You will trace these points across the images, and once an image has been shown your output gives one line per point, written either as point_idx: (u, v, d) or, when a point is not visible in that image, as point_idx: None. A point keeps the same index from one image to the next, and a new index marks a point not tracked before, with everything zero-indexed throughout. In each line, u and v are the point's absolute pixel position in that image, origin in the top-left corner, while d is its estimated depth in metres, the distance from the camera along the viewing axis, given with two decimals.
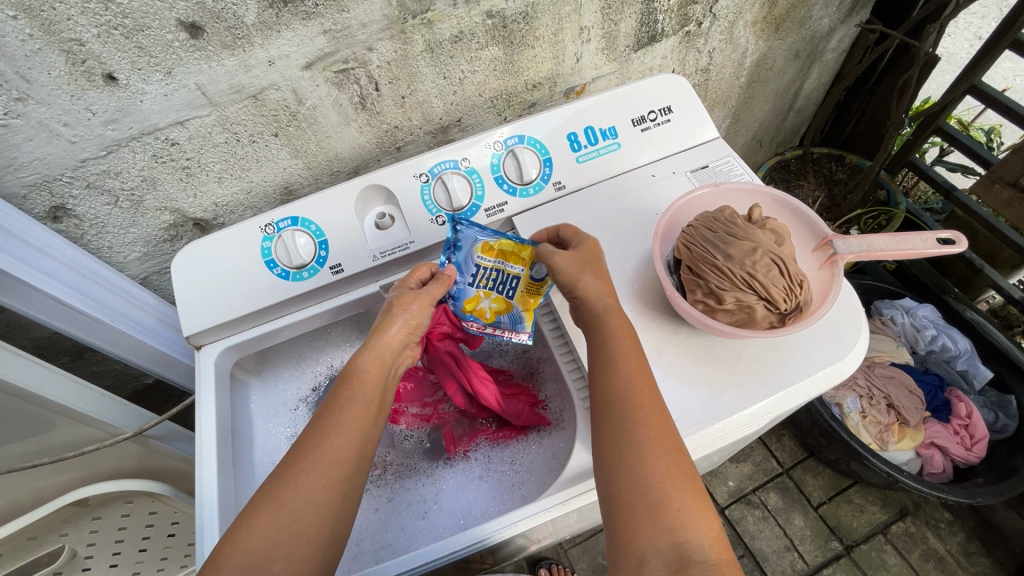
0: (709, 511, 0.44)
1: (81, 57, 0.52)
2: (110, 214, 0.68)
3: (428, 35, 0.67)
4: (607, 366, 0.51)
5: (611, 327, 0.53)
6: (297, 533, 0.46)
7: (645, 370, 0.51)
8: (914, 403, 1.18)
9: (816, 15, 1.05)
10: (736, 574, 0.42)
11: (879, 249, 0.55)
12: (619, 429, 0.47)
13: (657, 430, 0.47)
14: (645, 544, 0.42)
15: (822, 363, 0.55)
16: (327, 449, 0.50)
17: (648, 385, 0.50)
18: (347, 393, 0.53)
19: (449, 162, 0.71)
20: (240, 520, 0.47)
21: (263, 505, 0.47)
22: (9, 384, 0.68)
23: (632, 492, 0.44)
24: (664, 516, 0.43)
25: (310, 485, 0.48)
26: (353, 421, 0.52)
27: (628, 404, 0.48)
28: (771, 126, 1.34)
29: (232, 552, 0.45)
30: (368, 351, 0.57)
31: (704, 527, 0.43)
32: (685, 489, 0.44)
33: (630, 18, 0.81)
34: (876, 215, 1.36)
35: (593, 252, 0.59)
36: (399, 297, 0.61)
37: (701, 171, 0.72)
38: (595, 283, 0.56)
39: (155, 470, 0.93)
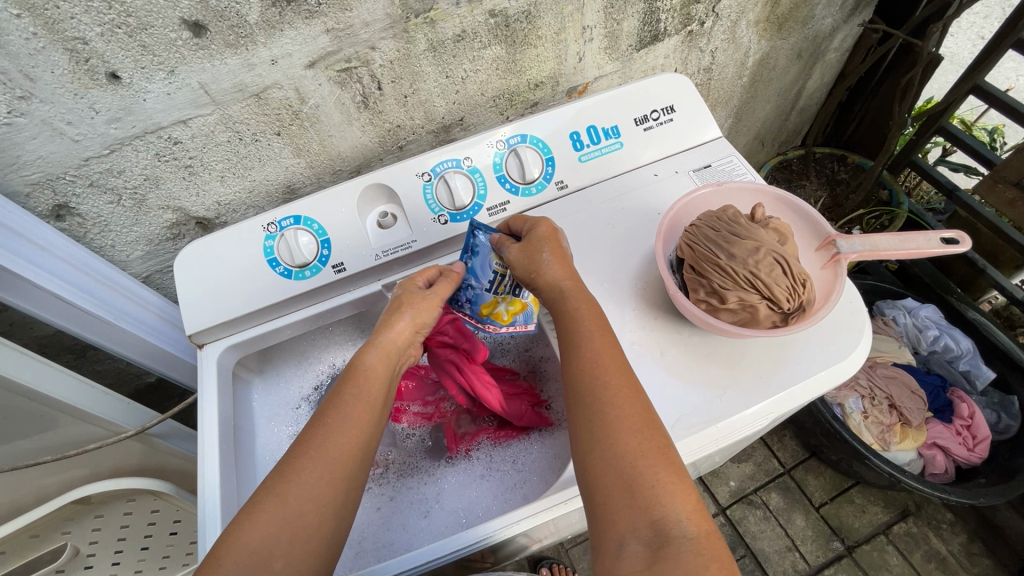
0: (686, 484, 0.43)
1: (84, 56, 0.52)
2: (113, 213, 0.68)
3: (430, 34, 0.67)
4: (578, 349, 0.51)
5: (578, 311, 0.53)
6: (292, 528, 0.46)
7: (613, 348, 0.51)
8: (916, 403, 1.18)
9: (819, 15, 1.05)
10: (718, 547, 0.40)
11: (883, 249, 0.55)
12: (589, 414, 0.47)
13: (628, 411, 0.47)
14: (623, 527, 0.42)
15: (826, 364, 0.55)
16: (329, 444, 0.50)
17: (615, 364, 0.50)
18: (353, 390, 0.54)
19: (451, 161, 0.71)
20: (246, 516, 0.47)
21: (265, 500, 0.47)
22: (11, 382, 0.68)
23: (606, 476, 0.44)
24: (639, 495, 0.42)
25: (313, 480, 0.48)
26: (355, 416, 0.52)
27: (599, 385, 0.48)
28: (773, 126, 1.34)
29: (232, 546, 0.45)
30: (374, 348, 0.57)
31: (680, 501, 0.42)
32: (657, 466, 0.44)
33: (632, 18, 0.81)
34: (878, 215, 1.35)
35: (553, 235, 0.60)
36: (406, 296, 0.61)
37: (703, 170, 0.71)
38: (553, 264, 0.57)
39: (157, 469, 0.93)
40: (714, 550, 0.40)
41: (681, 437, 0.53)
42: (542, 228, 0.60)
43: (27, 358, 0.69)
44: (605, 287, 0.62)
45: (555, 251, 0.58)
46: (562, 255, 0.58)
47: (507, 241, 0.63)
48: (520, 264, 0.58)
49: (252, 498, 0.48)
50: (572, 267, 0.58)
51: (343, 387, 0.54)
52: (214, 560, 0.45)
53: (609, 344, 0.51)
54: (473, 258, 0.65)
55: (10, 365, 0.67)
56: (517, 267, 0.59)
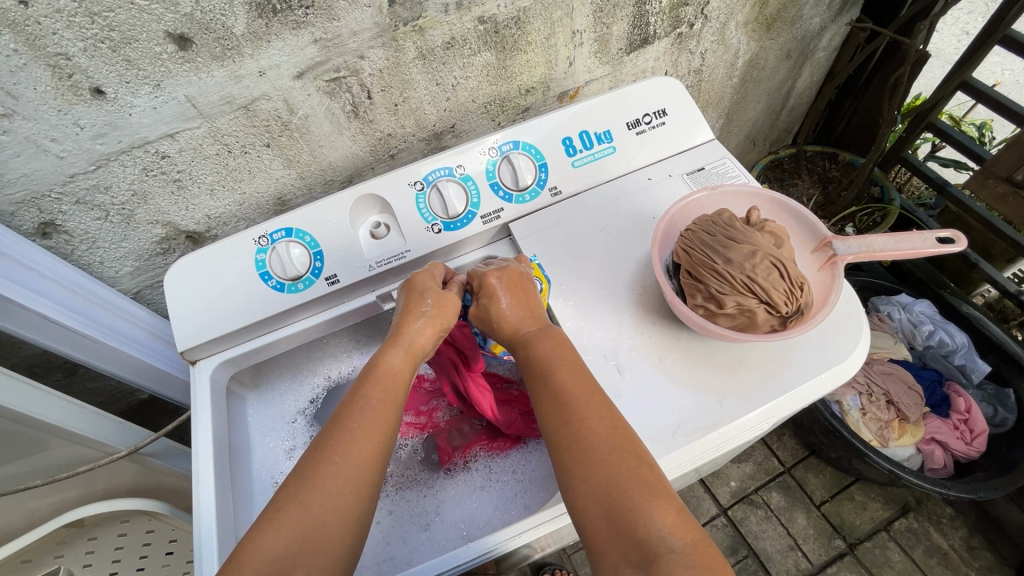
0: (663, 498, 0.43)
1: (67, 72, 0.51)
2: (101, 229, 0.67)
3: (420, 42, 0.66)
4: (544, 380, 0.51)
5: (540, 346, 0.54)
6: (314, 536, 0.45)
7: (578, 372, 0.51)
8: (913, 398, 1.19)
9: (807, 15, 1.06)
10: (705, 556, 0.40)
11: (880, 249, 0.54)
12: (567, 440, 0.47)
13: (604, 430, 0.47)
14: (614, 553, 0.41)
15: (827, 366, 0.55)
16: (354, 450, 0.49)
17: (581, 389, 0.50)
18: (378, 392, 0.53)
19: (444, 169, 0.70)
20: (264, 523, 0.45)
21: (289, 508, 0.46)
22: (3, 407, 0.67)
23: (590, 502, 0.44)
24: (621, 518, 0.42)
25: (338, 489, 0.47)
26: (378, 423, 0.51)
27: (565, 413, 0.48)
28: (764, 126, 1.34)
29: (249, 558, 0.43)
30: (401, 349, 0.57)
31: (661, 515, 0.42)
32: (636, 485, 0.43)
33: (622, 22, 0.81)
34: (871, 212, 1.35)
35: (516, 276, 0.60)
36: (435, 297, 0.61)
37: (697, 173, 0.71)
38: (511, 315, 0.57)
39: (152, 487, 0.92)
40: (703, 559, 0.39)
41: (682, 444, 0.52)
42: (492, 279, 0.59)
43: (17, 382, 0.68)
44: (603, 293, 0.61)
45: (514, 296, 0.58)
46: (519, 299, 0.58)
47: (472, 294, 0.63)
48: (482, 309, 0.58)
49: (273, 502, 0.47)
50: (532, 305, 0.58)
51: (369, 391, 0.53)
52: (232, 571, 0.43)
53: (576, 371, 0.51)
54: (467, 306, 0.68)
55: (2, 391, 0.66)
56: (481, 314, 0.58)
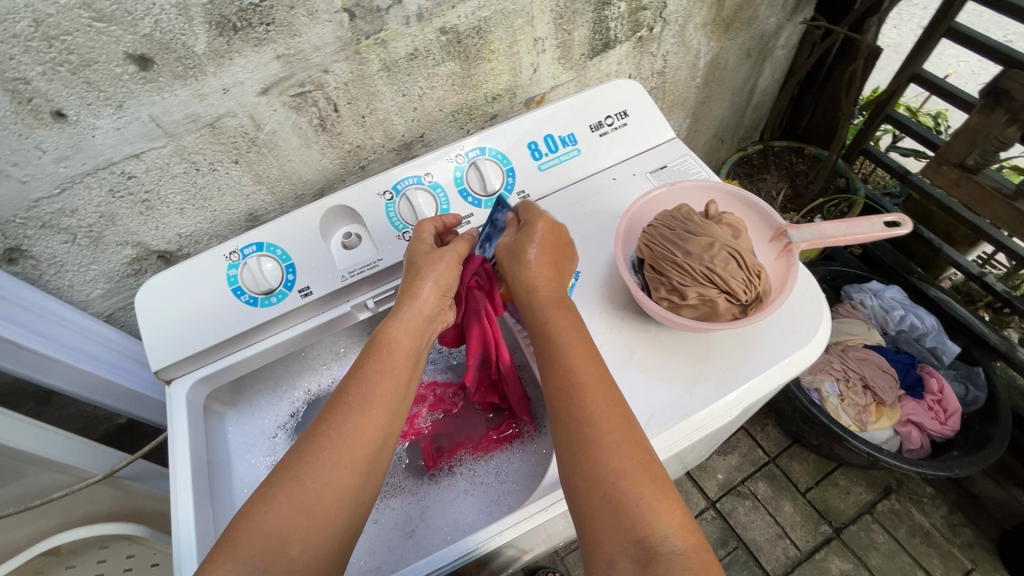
0: (670, 498, 0.45)
1: (27, 96, 0.51)
2: (68, 253, 0.66)
3: (383, 54, 0.68)
4: (555, 363, 0.51)
5: (553, 317, 0.54)
6: (309, 514, 0.46)
7: (591, 355, 0.52)
8: (888, 381, 1.22)
9: (763, 15, 1.09)
10: (703, 559, 0.42)
11: (831, 236, 0.56)
12: (577, 427, 0.48)
13: (611, 421, 0.48)
14: (612, 547, 0.43)
15: (789, 352, 0.56)
16: (348, 427, 0.49)
17: (593, 377, 0.50)
18: (377, 365, 0.53)
19: (412, 178, 0.71)
20: (259, 496, 0.47)
21: (283, 482, 0.47)
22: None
23: (593, 494, 0.45)
24: (625, 514, 0.44)
25: (330, 465, 0.48)
26: (375, 400, 0.51)
27: (576, 398, 0.49)
28: (731, 123, 1.38)
29: (245, 532, 0.45)
30: (400, 319, 0.55)
31: (666, 517, 0.44)
32: (643, 484, 0.45)
33: (583, 27, 0.83)
34: (838, 203, 1.39)
35: (554, 238, 0.59)
36: (427, 259, 0.59)
37: (660, 171, 0.73)
38: (538, 268, 0.56)
39: (132, 512, 0.90)
40: (702, 563, 0.42)
41: (656, 434, 0.53)
42: (541, 225, 0.59)
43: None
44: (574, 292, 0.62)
45: (550, 253, 0.58)
46: (551, 256, 0.57)
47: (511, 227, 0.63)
48: (509, 249, 0.59)
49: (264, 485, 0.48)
50: (557, 267, 0.58)
51: (368, 366, 0.53)
52: (230, 544, 0.45)
53: (585, 356, 0.51)
54: (492, 230, 0.66)
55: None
56: (509, 251, 0.59)
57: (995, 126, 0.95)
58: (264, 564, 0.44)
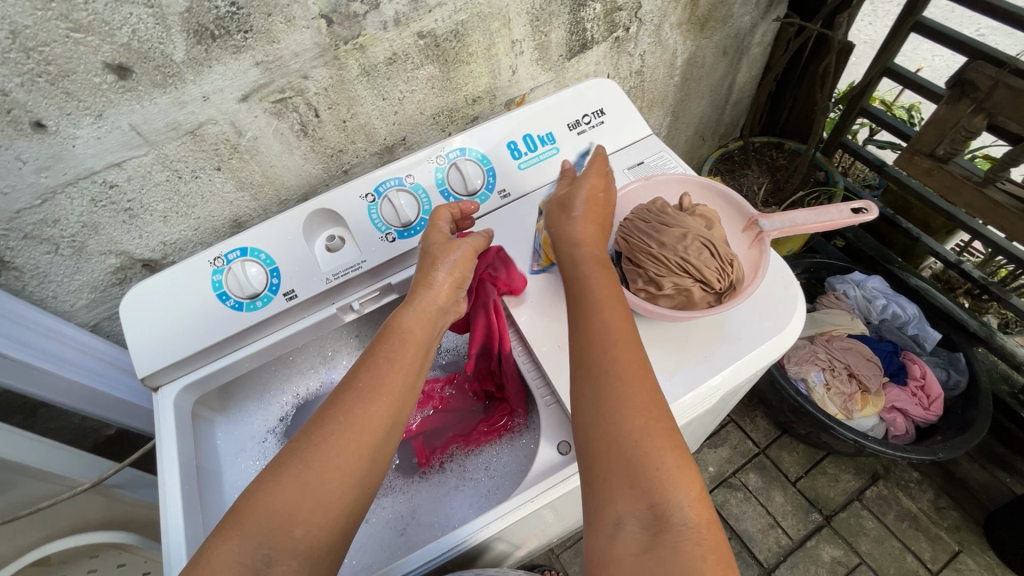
0: (688, 468, 0.46)
1: (6, 107, 0.52)
2: (52, 263, 0.66)
3: (362, 59, 0.69)
4: (587, 323, 0.51)
5: (589, 275, 0.54)
6: (315, 490, 0.47)
7: (626, 315, 0.52)
8: (871, 369, 1.25)
9: (738, 14, 1.11)
10: (712, 533, 0.44)
11: (800, 224, 0.57)
12: (604, 389, 0.48)
13: (641, 385, 0.48)
14: (624, 510, 0.44)
15: (767, 337, 0.58)
16: (358, 412, 0.50)
17: (626, 338, 0.50)
18: (388, 351, 0.53)
19: (394, 179, 0.72)
20: (268, 475, 0.48)
21: (290, 465, 0.47)
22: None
23: (614, 458, 0.46)
24: (644, 479, 0.44)
25: (340, 446, 0.48)
26: (388, 383, 0.51)
27: (606, 359, 0.49)
28: (711, 120, 1.40)
29: (254, 510, 0.46)
30: (413, 310, 0.56)
31: (684, 487, 0.44)
32: (664, 451, 0.45)
33: (559, 29, 0.85)
34: (818, 195, 1.41)
35: (599, 204, 0.59)
36: (441, 249, 0.60)
37: (638, 166, 0.74)
38: (582, 225, 0.56)
39: (123, 524, 0.90)
40: (710, 538, 0.43)
41: None
42: (592, 186, 0.60)
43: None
44: None
45: (596, 215, 0.58)
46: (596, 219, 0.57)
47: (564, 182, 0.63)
48: (558, 216, 0.59)
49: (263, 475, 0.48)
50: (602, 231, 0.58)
51: (380, 349, 0.53)
52: (237, 522, 0.46)
53: (620, 314, 0.51)
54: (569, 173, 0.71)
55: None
56: (559, 205, 0.60)
57: (962, 117, 0.98)
58: (270, 542, 0.45)
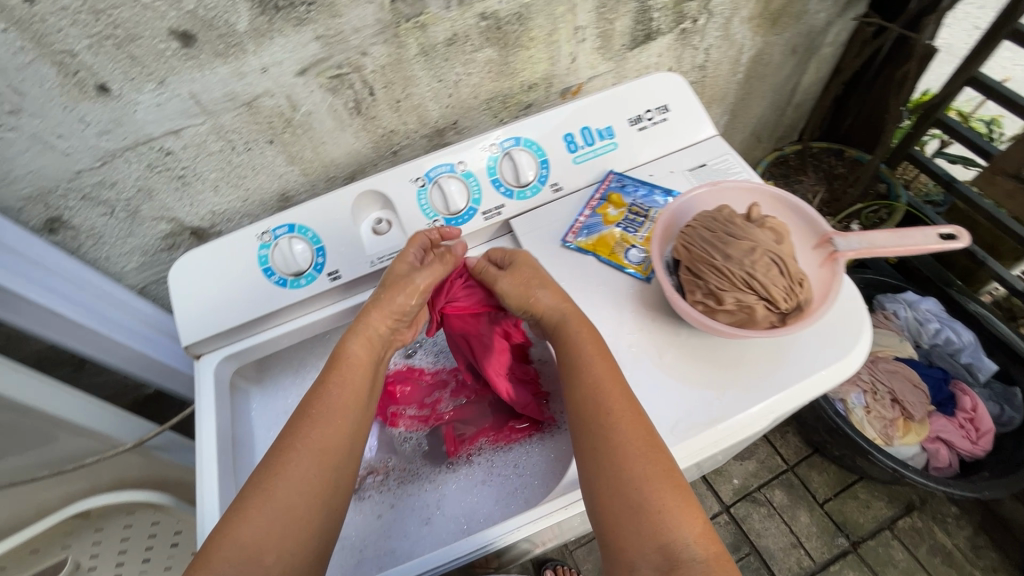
0: (692, 505, 0.47)
1: (73, 69, 0.52)
2: (107, 225, 0.68)
3: (422, 39, 0.67)
4: (578, 374, 0.53)
5: (576, 331, 0.55)
6: (282, 520, 0.48)
7: (613, 366, 0.54)
8: (918, 397, 1.19)
9: (813, 10, 1.05)
10: (722, 562, 0.45)
11: (881, 246, 0.53)
12: (598, 438, 0.50)
13: (636, 431, 0.49)
14: (633, 553, 0.45)
15: (825, 363, 0.54)
16: (313, 437, 0.52)
17: (616, 385, 0.52)
18: (336, 379, 0.56)
19: (445, 165, 0.70)
20: (233, 514, 0.49)
21: (253, 497, 0.49)
22: (24, 406, 0.68)
23: (617, 502, 0.47)
24: (648, 519, 0.46)
25: (300, 474, 0.50)
26: (340, 406, 0.55)
27: (599, 409, 0.51)
28: (769, 122, 1.34)
29: (221, 543, 0.47)
30: (355, 335, 0.59)
31: (689, 523, 0.46)
32: (666, 492, 0.47)
33: (625, 17, 0.81)
34: (877, 209, 1.35)
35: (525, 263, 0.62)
36: (388, 279, 0.62)
37: (699, 169, 0.70)
38: (547, 295, 0.58)
39: (157, 484, 0.92)
40: (721, 569, 0.44)
41: (681, 439, 0.52)
42: (521, 261, 0.63)
43: (42, 382, 0.69)
44: (603, 290, 0.61)
45: (520, 271, 0.61)
46: (518, 274, 0.61)
47: (489, 270, 0.64)
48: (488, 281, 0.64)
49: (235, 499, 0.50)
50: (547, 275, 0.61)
51: (329, 377, 0.56)
52: (208, 559, 0.47)
53: (607, 366, 0.53)
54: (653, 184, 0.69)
55: (26, 392, 0.68)
56: (480, 276, 0.65)
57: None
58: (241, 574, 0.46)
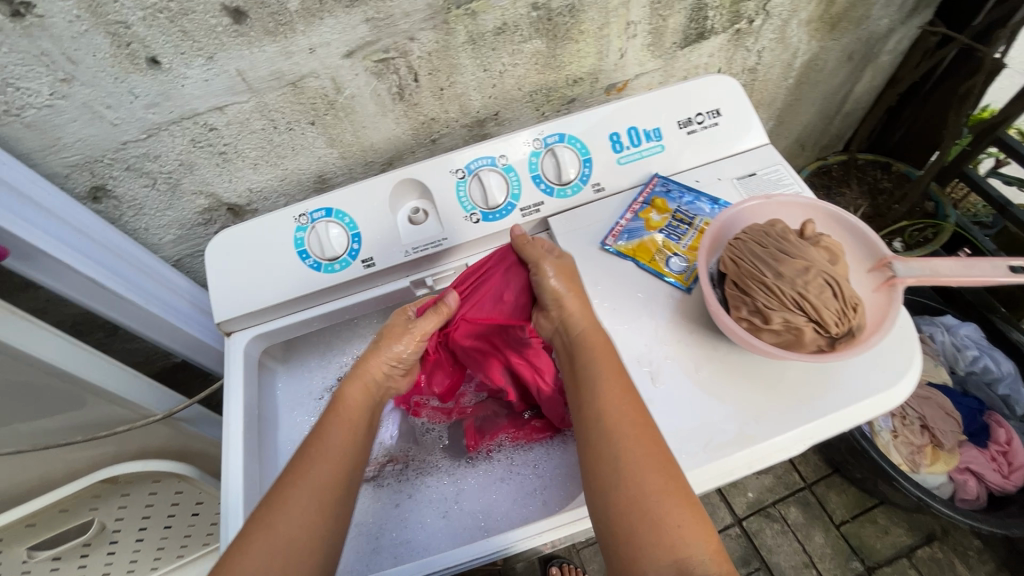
0: (704, 521, 0.46)
1: (126, 40, 0.52)
2: (148, 196, 0.68)
3: (471, 26, 0.65)
4: (591, 384, 0.53)
5: (592, 343, 0.55)
6: (284, 552, 0.47)
7: (627, 378, 0.53)
8: (950, 425, 1.15)
9: (876, 15, 1.00)
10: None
11: (944, 275, 0.51)
12: (611, 448, 0.49)
13: (648, 442, 0.49)
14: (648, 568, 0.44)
15: (869, 393, 0.52)
16: (316, 470, 0.52)
17: (629, 396, 0.51)
18: (337, 420, 0.56)
19: (486, 158, 0.69)
20: (235, 548, 0.48)
21: (256, 530, 0.48)
22: (63, 372, 0.70)
23: (631, 513, 0.46)
24: (663, 533, 0.44)
25: (303, 506, 0.50)
26: (340, 444, 0.54)
27: (611, 419, 0.50)
28: (816, 130, 1.29)
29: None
30: (354, 378, 0.59)
31: (702, 539, 0.45)
32: (680, 505, 0.46)
33: (679, 15, 0.78)
34: (922, 228, 1.31)
35: (566, 271, 0.60)
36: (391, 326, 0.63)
37: (748, 178, 0.68)
38: (574, 297, 0.58)
39: (180, 452, 0.94)
40: None
41: (711, 459, 0.51)
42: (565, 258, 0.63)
43: (79, 351, 0.71)
44: (641, 297, 0.60)
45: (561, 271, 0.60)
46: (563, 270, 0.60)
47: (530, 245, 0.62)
48: (530, 255, 0.61)
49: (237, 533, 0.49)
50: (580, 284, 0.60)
51: (331, 419, 0.56)
52: None
53: (619, 376, 0.53)
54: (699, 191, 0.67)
55: (65, 358, 0.69)
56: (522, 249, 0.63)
57: None
58: None
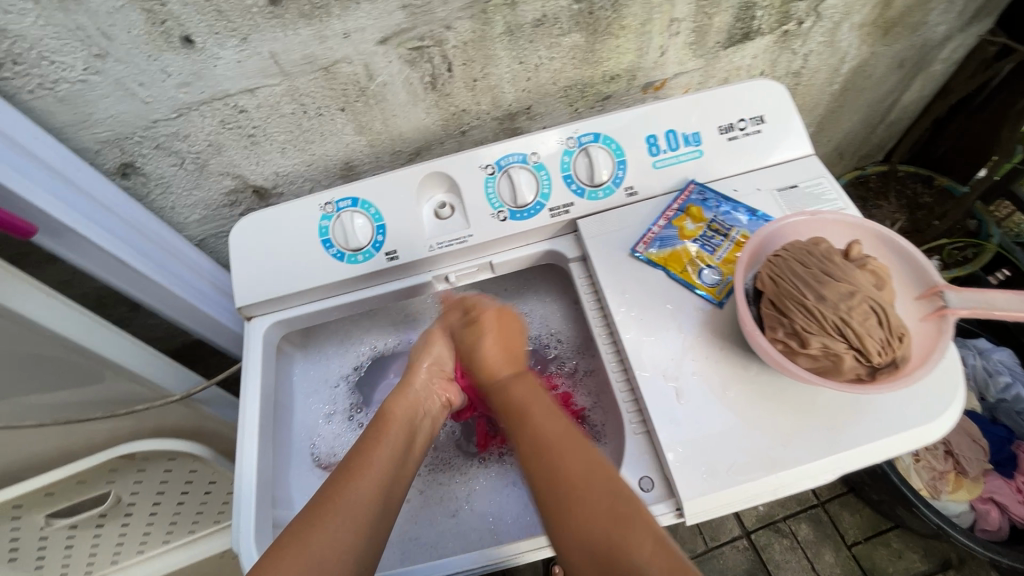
0: (659, 542, 0.44)
1: (161, 18, 0.51)
2: (175, 175, 0.68)
3: (509, 17, 0.63)
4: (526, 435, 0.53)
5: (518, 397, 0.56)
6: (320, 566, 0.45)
7: (560, 422, 0.54)
8: (976, 453, 1.11)
9: (933, 22, 0.95)
10: None
11: (998, 308, 0.49)
12: (551, 492, 0.49)
13: (586, 479, 0.49)
14: None
15: (907, 426, 0.50)
16: (355, 483, 0.51)
17: (564, 438, 0.52)
18: (377, 434, 0.56)
19: (517, 155, 0.67)
20: (267, 555, 0.46)
21: (292, 543, 0.46)
22: (86, 347, 0.71)
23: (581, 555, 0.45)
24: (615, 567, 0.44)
25: (341, 526, 0.48)
26: (379, 461, 0.53)
27: (547, 464, 0.51)
28: (856, 138, 1.24)
29: None
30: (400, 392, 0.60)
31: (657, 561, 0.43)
32: (627, 533, 0.45)
33: (725, 13, 0.74)
34: (962, 246, 1.27)
35: (496, 319, 0.61)
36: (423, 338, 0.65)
37: (789, 190, 0.65)
38: (491, 354, 0.59)
39: (197, 429, 0.95)
40: None
41: (734, 483, 0.49)
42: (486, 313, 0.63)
43: (101, 329, 0.72)
44: (670, 308, 0.58)
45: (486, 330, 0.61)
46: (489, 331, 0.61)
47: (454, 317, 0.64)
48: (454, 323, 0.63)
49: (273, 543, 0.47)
50: (507, 337, 0.61)
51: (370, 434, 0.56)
52: None
53: (552, 419, 0.53)
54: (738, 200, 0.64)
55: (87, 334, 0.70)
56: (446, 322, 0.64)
57: None
58: None
